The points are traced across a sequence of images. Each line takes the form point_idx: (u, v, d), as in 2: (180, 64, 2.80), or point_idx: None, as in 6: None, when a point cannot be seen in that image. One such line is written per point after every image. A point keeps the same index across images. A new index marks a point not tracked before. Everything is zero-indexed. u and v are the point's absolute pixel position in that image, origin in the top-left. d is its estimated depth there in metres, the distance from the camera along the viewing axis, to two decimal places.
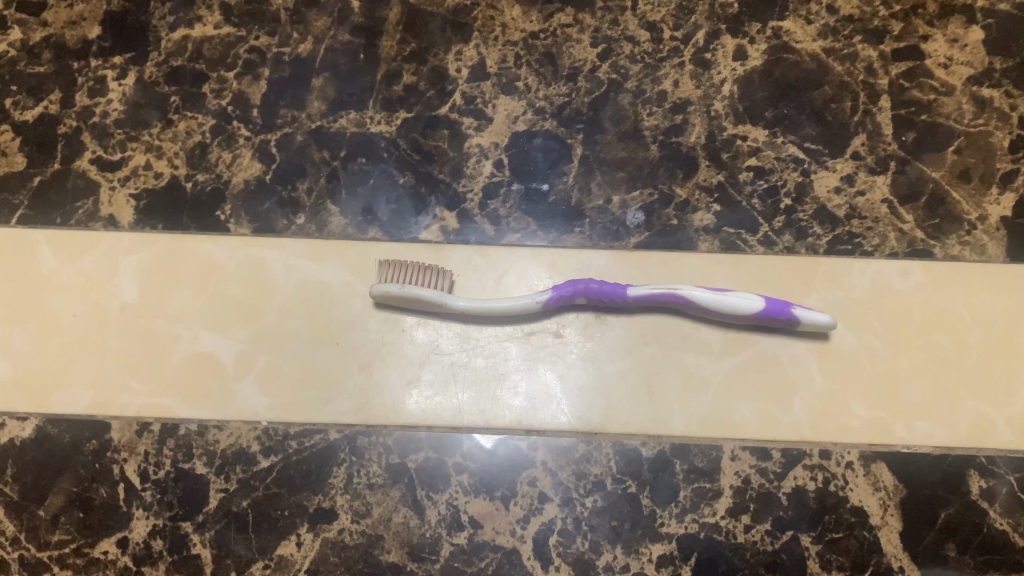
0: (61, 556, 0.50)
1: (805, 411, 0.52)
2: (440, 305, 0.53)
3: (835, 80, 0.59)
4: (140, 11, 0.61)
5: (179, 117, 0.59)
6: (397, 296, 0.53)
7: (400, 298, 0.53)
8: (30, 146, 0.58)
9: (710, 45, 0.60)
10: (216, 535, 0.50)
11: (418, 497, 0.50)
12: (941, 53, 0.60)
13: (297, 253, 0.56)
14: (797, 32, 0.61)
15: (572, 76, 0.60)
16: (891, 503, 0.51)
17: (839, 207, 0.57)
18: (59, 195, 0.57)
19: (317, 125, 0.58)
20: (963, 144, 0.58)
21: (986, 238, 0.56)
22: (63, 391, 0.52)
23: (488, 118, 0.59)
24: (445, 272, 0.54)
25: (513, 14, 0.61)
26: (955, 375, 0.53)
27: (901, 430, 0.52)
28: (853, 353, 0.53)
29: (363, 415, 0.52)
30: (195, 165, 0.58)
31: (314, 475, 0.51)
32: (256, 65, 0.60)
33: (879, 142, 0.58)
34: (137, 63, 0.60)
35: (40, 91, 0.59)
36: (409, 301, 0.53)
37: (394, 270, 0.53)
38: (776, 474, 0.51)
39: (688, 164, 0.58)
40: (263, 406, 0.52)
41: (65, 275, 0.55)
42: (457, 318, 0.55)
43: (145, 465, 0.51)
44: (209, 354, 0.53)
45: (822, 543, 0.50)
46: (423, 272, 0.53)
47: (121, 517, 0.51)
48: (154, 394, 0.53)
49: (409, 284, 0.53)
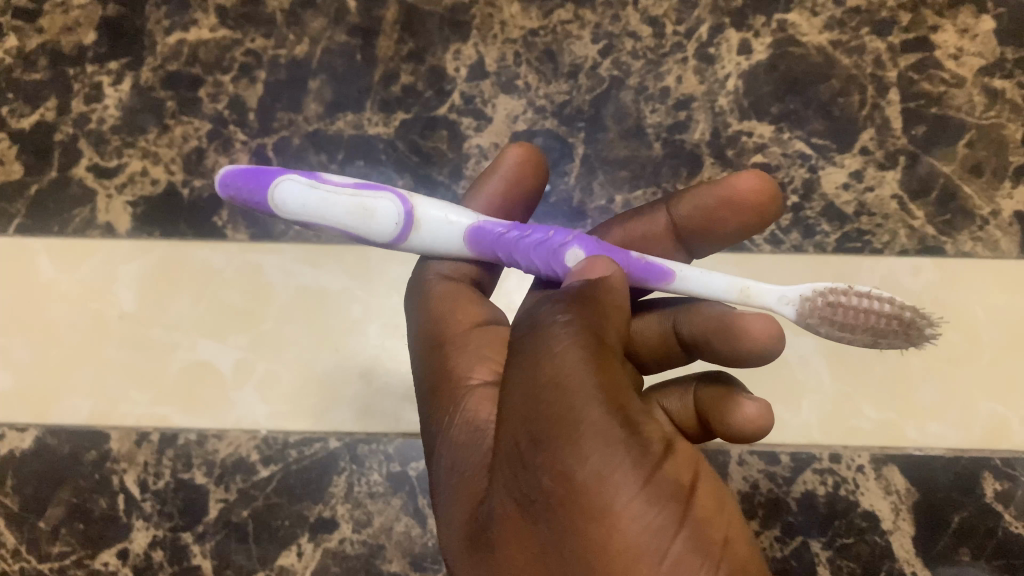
0: (62, 566, 0.51)
1: (815, 414, 0.51)
2: (365, 213, 0.38)
3: (842, 73, 0.58)
4: (135, 16, 0.60)
5: (175, 122, 0.58)
6: (331, 208, 0.38)
7: (349, 208, 0.38)
8: (28, 154, 0.57)
9: (714, 39, 0.58)
10: (216, 545, 0.50)
11: (419, 506, 0.51)
12: (951, 44, 0.58)
13: (296, 259, 0.54)
14: (803, 25, 0.59)
15: (572, 73, 0.59)
16: (902, 507, 0.50)
17: (847, 203, 0.55)
18: (56, 202, 0.56)
19: (314, 128, 0.58)
20: (974, 137, 0.56)
21: (1000, 234, 0.54)
22: (63, 402, 0.53)
23: (486, 117, 0.58)
24: (360, 202, 0.38)
25: (512, 11, 0.59)
26: (968, 374, 0.52)
27: (913, 431, 0.51)
28: (864, 354, 0.52)
29: (363, 422, 0.52)
30: (191, 171, 0.57)
31: (314, 485, 0.51)
32: (252, 69, 0.59)
33: (888, 137, 0.56)
34: (134, 68, 0.59)
35: (36, 98, 0.58)
36: (361, 210, 0.38)
37: (356, 209, 0.38)
38: (785, 479, 0.50)
39: (692, 162, 0.57)
40: (262, 414, 0.52)
41: (63, 284, 0.55)
42: (342, 208, 0.38)
43: (144, 475, 0.51)
44: (208, 362, 0.53)
45: (833, 549, 0.49)
46: (365, 206, 0.39)
47: (121, 527, 0.51)
48: (153, 404, 0.52)
49: (346, 205, 0.38)
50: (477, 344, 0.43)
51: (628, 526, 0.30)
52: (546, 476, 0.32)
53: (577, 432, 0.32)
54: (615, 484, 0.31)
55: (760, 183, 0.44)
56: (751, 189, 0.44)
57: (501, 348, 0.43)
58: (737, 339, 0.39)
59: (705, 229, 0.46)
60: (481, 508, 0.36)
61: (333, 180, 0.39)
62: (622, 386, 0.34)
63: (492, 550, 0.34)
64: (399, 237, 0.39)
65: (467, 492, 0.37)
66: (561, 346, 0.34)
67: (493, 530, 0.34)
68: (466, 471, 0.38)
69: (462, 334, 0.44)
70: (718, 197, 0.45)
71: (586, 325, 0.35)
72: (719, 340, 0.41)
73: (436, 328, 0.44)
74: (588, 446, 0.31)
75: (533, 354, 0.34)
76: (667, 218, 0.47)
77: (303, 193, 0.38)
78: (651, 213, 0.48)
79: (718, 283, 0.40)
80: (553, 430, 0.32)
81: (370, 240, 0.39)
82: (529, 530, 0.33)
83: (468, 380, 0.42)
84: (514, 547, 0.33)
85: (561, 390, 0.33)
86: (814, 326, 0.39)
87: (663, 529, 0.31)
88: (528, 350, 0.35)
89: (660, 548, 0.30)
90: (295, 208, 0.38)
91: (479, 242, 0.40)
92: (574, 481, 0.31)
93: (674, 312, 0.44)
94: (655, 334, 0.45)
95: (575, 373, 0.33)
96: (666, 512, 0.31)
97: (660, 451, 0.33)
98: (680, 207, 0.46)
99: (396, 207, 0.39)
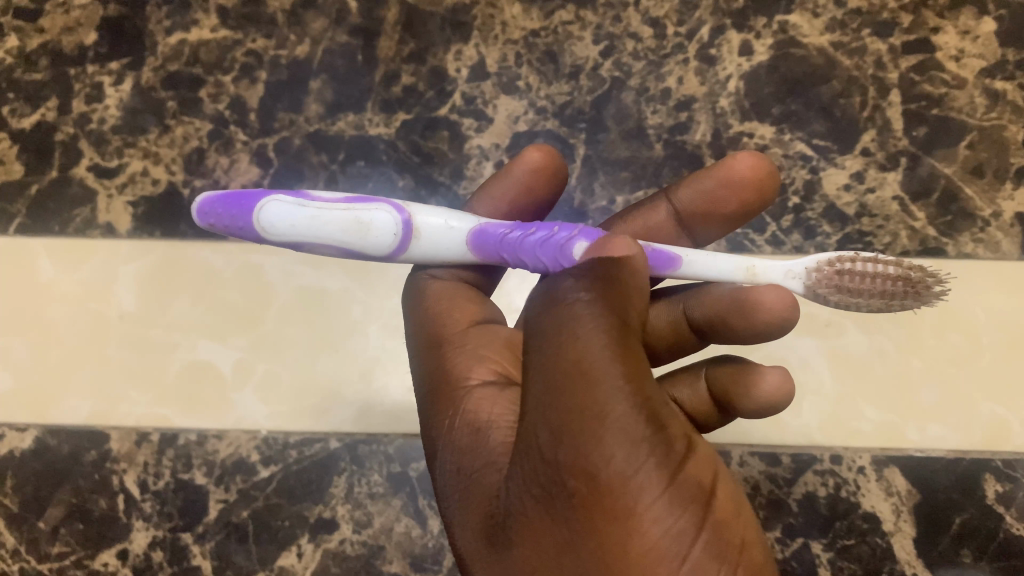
0: (61, 567, 0.51)
1: (816, 415, 0.51)
2: (360, 228, 0.38)
3: (843, 75, 0.58)
4: (136, 16, 0.60)
5: (176, 122, 0.58)
6: (324, 227, 0.38)
7: (342, 225, 0.38)
8: (29, 154, 0.57)
9: (715, 41, 0.58)
10: (215, 546, 0.50)
11: (420, 507, 0.50)
12: (952, 45, 0.58)
13: (295, 259, 0.54)
14: (804, 26, 0.58)
15: (573, 74, 0.59)
16: (904, 508, 0.50)
17: (848, 205, 0.55)
18: (57, 202, 0.56)
19: (315, 128, 0.58)
20: (976, 139, 0.56)
21: (1001, 236, 0.54)
22: (63, 402, 0.53)
23: (487, 118, 0.58)
24: (352, 218, 0.38)
25: (513, 12, 0.59)
26: (969, 375, 0.52)
27: (914, 432, 0.51)
28: (865, 356, 0.52)
29: (364, 423, 0.52)
30: (192, 171, 0.57)
31: (314, 485, 0.51)
32: (253, 69, 0.59)
33: (889, 138, 0.56)
34: (134, 68, 0.59)
35: (37, 98, 0.58)
36: (355, 225, 0.38)
37: (350, 224, 0.38)
38: (785, 480, 0.50)
39: (692, 163, 0.57)
40: (262, 415, 0.52)
41: (64, 284, 0.55)
42: (335, 227, 0.38)
43: (144, 475, 0.51)
44: (208, 363, 0.53)
45: (833, 550, 0.49)
46: (358, 221, 0.38)
47: (121, 528, 0.51)
48: (152, 404, 0.52)
49: (339, 222, 0.38)
50: (476, 344, 0.43)
51: (650, 528, 0.32)
52: (570, 474, 0.32)
53: (603, 430, 0.32)
54: (639, 484, 0.32)
55: (755, 162, 0.44)
56: (748, 169, 0.44)
57: (501, 349, 0.43)
58: (751, 311, 0.39)
59: (708, 215, 0.46)
60: (494, 504, 0.36)
61: (321, 197, 0.39)
62: (645, 380, 0.34)
63: (508, 547, 0.34)
64: (399, 249, 0.39)
65: (476, 487, 0.37)
66: (586, 340, 0.34)
67: (510, 529, 0.34)
68: (477, 470, 0.38)
69: (460, 334, 0.44)
70: (718, 180, 0.45)
71: (613, 318, 0.35)
72: (733, 316, 0.40)
73: (435, 327, 0.44)
74: (613, 444, 0.32)
75: (558, 340, 0.35)
76: (668, 209, 0.47)
77: (293, 213, 0.38)
78: (650, 207, 0.48)
79: (724, 263, 0.40)
80: (577, 428, 0.32)
81: (369, 254, 0.39)
82: (547, 526, 0.33)
83: (469, 379, 0.41)
84: (529, 542, 0.34)
85: (588, 385, 0.33)
86: (823, 293, 0.40)
87: (683, 533, 0.32)
88: (552, 339, 0.35)
89: (680, 551, 0.32)
90: (288, 230, 0.38)
91: (482, 247, 0.40)
92: (599, 480, 0.32)
93: (684, 298, 0.44)
94: (666, 322, 0.45)
95: (602, 368, 0.33)
96: (687, 516, 0.32)
97: (682, 452, 0.34)
98: (681, 196, 0.47)
99: (391, 220, 0.39)
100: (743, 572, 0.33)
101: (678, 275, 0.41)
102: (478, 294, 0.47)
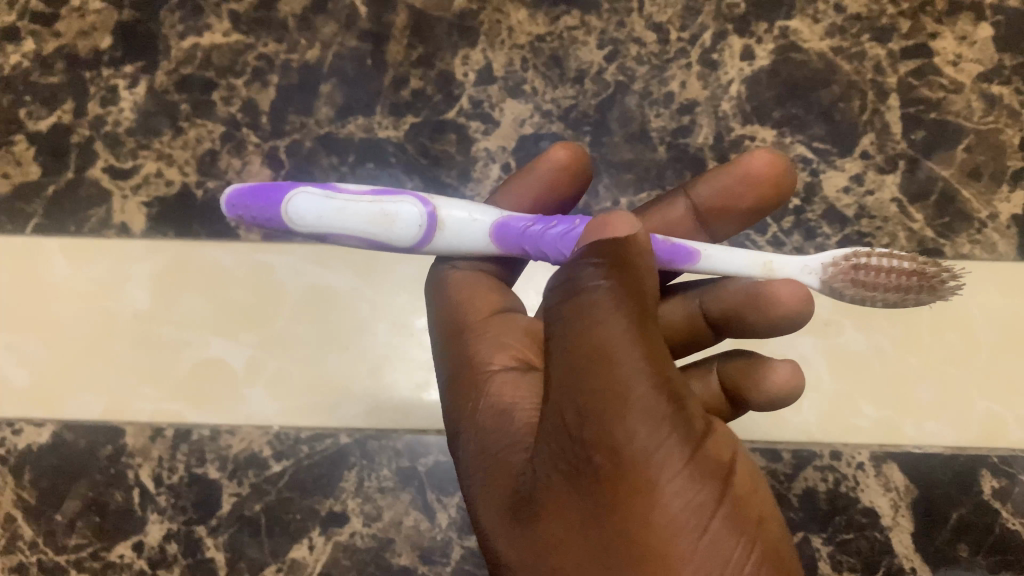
0: (78, 559, 0.52)
1: (815, 412, 0.52)
2: (385, 219, 0.40)
3: (843, 79, 0.59)
4: (150, 21, 0.61)
5: (189, 124, 0.59)
6: (351, 218, 0.39)
7: (368, 216, 0.39)
8: (45, 156, 0.58)
9: (717, 46, 0.60)
10: (229, 538, 0.51)
11: (428, 501, 0.52)
12: (950, 51, 0.59)
13: (304, 258, 0.56)
14: (805, 31, 0.60)
15: (578, 78, 0.60)
16: (902, 503, 0.51)
17: (848, 206, 0.57)
18: (73, 203, 0.57)
19: (325, 131, 0.59)
20: (973, 142, 0.57)
21: (997, 237, 0.55)
22: (79, 397, 0.54)
23: (494, 121, 0.59)
24: (377, 209, 0.39)
25: (519, 17, 0.61)
26: (966, 373, 0.53)
27: (911, 429, 0.52)
28: (863, 353, 0.53)
29: (373, 418, 0.53)
30: (205, 173, 0.58)
31: (324, 480, 0.52)
32: (264, 73, 0.60)
33: (887, 141, 0.58)
34: (148, 72, 0.60)
35: (53, 101, 0.60)
36: (380, 217, 0.39)
37: (375, 216, 0.39)
38: (786, 475, 0.51)
39: (695, 165, 0.58)
40: (273, 411, 0.53)
41: (79, 282, 0.56)
42: (361, 217, 0.39)
43: (158, 470, 0.52)
44: (220, 360, 0.54)
45: (832, 544, 0.50)
46: (383, 212, 0.40)
47: (136, 521, 0.52)
48: (167, 400, 0.54)
49: (365, 214, 0.39)
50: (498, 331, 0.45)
51: (671, 501, 0.34)
52: (595, 452, 0.34)
53: (626, 409, 0.34)
54: (661, 460, 0.34)
55: (772, 159, 0.46)
56: (764, 167, 0.46)
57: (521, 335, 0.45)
58: (769, 305, 0.41)
59: (724, 210, 0.48)
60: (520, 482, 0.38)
61: (347, 189, 0.40)
62: (665, 360, 0.36)
63: (535, 522, 0.36)
64: (423, 240, 0.41)
65: (502, 467, 0.39)
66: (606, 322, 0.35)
67: (537, 504, 0.36)
68: (502, 450, 0.40)
69: (481, 321, 0.45)
70: (734, 177, 0.47)
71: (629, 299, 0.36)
72: (750, 310, 0.42)
73: (455, 314, 0.46)
74: (636, 423, 0.34)
75: (577, 323, 0.36)
76: (687, 205, 0.48)
77: (320, 205, 0.39)
78: (670, 202, 0.49)
79: (741, 258, 0.41)
80: (601, 408, 0.34)
81: (394, 245, 0.40)
82: (574, 501, 0.35)
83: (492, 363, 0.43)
84: (557, 517, 0.36)
85: (611, 367, 0.34)
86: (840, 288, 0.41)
87: (703, 506, 0.34)
88: (572, 322, 0.36)
89: (701, 523, 0.34)
90: (314, 221, 0.39)
91: (504, 239, 0.41)
92: (623, 457, 0.34)
93: (699, 294, 0.46)
94: (681, 316, 0.47)
95: (623, 350, 0.35)
96: (707, 490, 0.34)
97: (701, 430, 0.36)
98: (697, 193, 0.48)
99: (415, 212, 0.40)
100: (761, 543, 0.34)
101: (696, 270, 0.41)
102: (498, 279, 0.47)
